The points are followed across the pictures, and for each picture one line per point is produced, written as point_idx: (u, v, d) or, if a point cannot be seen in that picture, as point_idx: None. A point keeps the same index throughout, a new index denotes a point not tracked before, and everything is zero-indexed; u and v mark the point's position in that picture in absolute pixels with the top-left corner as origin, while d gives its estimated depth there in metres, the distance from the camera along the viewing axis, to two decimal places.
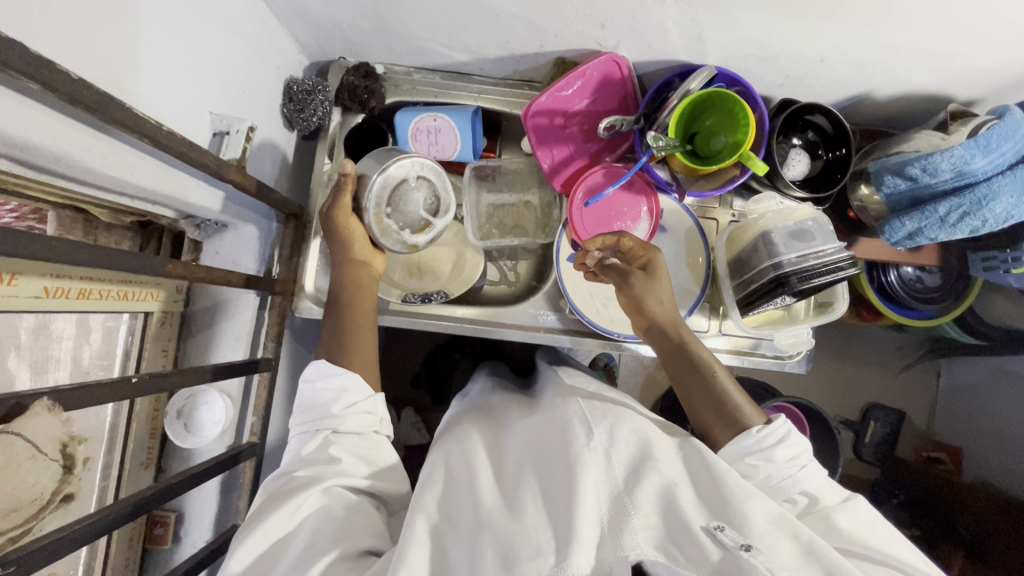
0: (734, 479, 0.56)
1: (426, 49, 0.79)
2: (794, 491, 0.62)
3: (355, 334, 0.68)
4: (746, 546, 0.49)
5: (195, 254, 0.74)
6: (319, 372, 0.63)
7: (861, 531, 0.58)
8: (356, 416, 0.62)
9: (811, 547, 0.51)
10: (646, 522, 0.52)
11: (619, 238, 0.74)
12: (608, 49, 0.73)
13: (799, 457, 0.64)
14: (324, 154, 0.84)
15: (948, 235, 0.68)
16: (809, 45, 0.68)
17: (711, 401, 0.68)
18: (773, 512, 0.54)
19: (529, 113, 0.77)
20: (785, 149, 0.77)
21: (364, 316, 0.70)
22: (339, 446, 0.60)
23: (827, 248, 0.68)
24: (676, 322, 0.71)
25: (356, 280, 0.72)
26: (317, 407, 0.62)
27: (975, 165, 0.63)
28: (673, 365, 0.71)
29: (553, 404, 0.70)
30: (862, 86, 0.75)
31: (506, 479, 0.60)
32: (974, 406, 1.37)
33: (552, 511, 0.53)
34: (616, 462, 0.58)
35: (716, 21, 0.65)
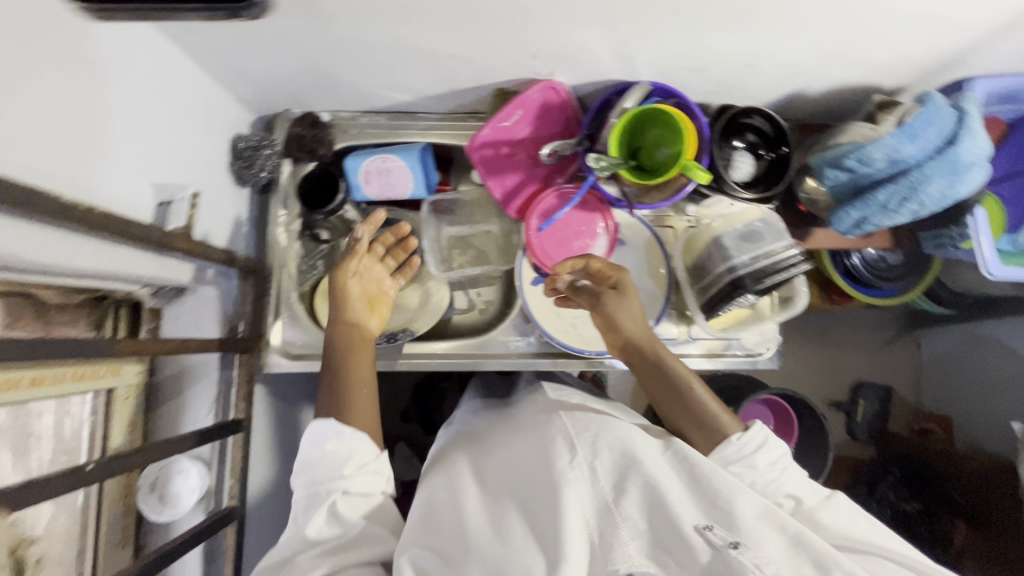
0: (722, 475, 0.56)
1: (369, 93, 0.80)
2: (779, 492, 0.61)
3: (358, 393, 0.66)
4: (735, 544, 0.49)
5: (156, 321, 0.74)
6: (328, 433, 0.61)
7: (844, 524, 0.58)
8: (367, 478, 0.60)
9: (797, 538, 0.51)
10: (635, 531, 0.51)
11: (588, 260, 0.75)
12: (543, 76, 0.74)
13: (779, 459, 0.63)
14: (279, 206, 0.83)
15: (892, 220, 0.71)
16: (733, 53, 0.70)
17: (687, 412, 0.68)
18: (762, 505, 0.53)
19: (475, 146, 0.79)
20: (729, 153, 0.79)
21: (362, 376, 0.68)
22: (349, 510, 0.59)
23: (776, 245, 0.69)
24: (650, 340, 0.72)
25: (349, 341, 0.72)
26: (325, 468, 0.59)
27: (906, 152, 0.65)
28: (650, 383, 0.72)
29: (536, 420, 0.69)
30: (793, 85, 0.78)
31: (491, 504, 0.60)
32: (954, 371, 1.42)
33: (539, 532, 0.53)
34: (601, 472, 0.57)
35: (642, 40, 0.67)
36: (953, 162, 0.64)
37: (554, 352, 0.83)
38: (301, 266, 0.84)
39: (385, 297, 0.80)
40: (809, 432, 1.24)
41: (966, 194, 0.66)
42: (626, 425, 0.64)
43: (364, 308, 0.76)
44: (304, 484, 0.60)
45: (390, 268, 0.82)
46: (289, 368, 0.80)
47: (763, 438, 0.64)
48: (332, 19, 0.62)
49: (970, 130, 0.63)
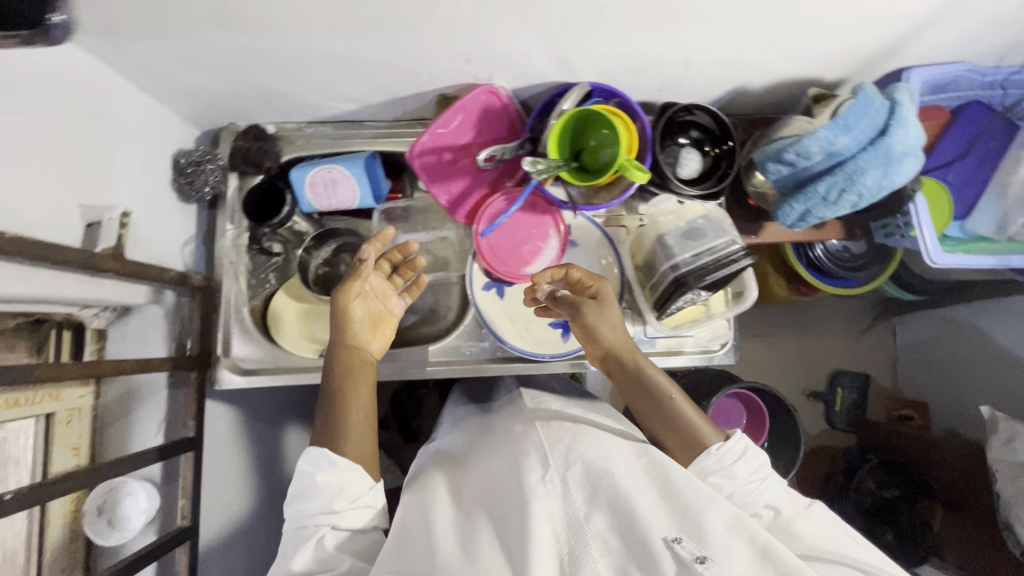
0: (692, 487, 0.57)
1: (311, 104, 0.80)
2: (758, 503, 0.63)
3: (353, 421, 0.66)
4: (702, 558, 0.49)
5: (100, 342, 0.73)
6: (314, 462, 0.62)
7: (817, 535, 0.59)
8: (358, 511, 0.61)
9: (766, 549, 0.50)
10: (605, 547, 0.52)
11: (567, 270, 0.74)
12: (482, 80, 0.74)
13: (759, 471, 0.65)
14: (226, 221, 0.82)
15: (834, 212, 0.70)
16: (669, 51, 0.70)
17: (669, 425, 0.69)
18: (731, 516, 0.54)
19: (416, 153, 0.78)
20: (675, 150, 0.79)
21: (358, 405, 0.67)
22: (338, 545, 0.59)
23: (718, 243, 0.69)
24: (629, 349, 0.72)
25: (349, 366, 0.69)
26: (313, 501, 0.60)
27: (841, 144, 0.65)
28: (630, 392, 0.72)
29: (512, 433, 0.69)
30: (734, 81, 0.78)
31: (464, 520, 0.60)
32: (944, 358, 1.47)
33: (508, 546, 0.54)
34: (573, 486, 0.57)
35: (574, 42, 0.67)
36: (886, 153, 0.64)
37: (510, 356, 0.83)
38: (250, 280, 0.84)
39: (390, 316, 0.75)
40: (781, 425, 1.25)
41: (900, 183, 0.66)
42: (601, 436, 0.65)
43: (366, 330, 0.72)
44: (293, 517, 0.61)
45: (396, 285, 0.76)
46: (240, 383, 0.79)
47: (742, 449, 0.65)
48: (258, 30, 0.61)
49: (901, 121, 0.64)
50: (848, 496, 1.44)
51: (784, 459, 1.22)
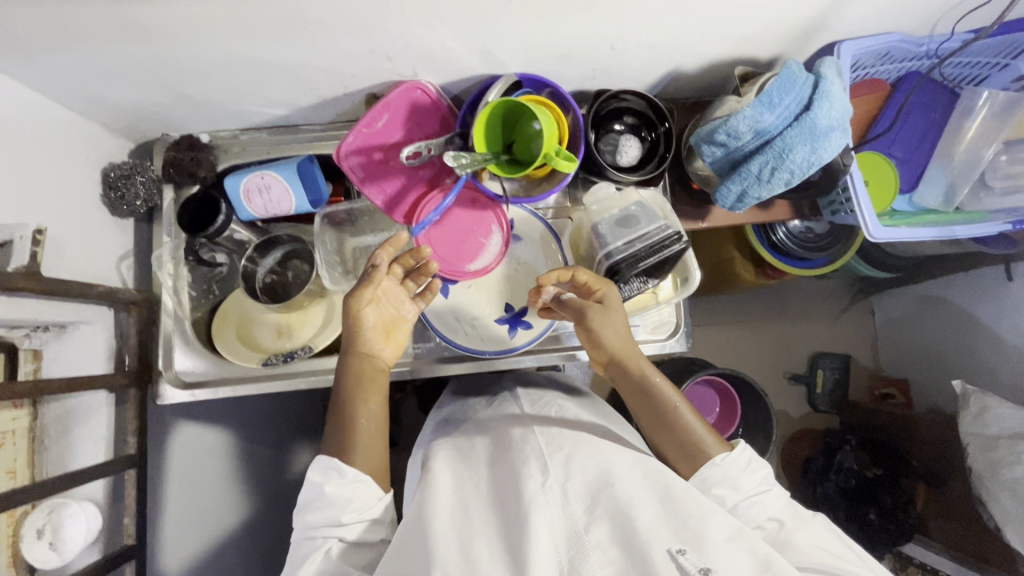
0: (694, 498, 0.57)
1: (240, 110, 0.78)
2: (760, 516, 0.62)
3: (362, 435, 0.65)
4: (705, 570, 0.48)
5: (35, 362, 0.70)
6: (323, 472, 0.61)
7: (817, 550, 0.57)
8: (363, 525, 0.60)
9: (768, 562, 0.50)
10: (605, 559, 0.51)
11: (574, 273, 0.71)
12: (409, 76, 0.73)
13: (761, 483, 0.64)
14: (163, 234, 0.82)
15: (770, 190, 0.69)
16: (592, 38, 0.69)
17: (673, 436, 0.67)
18: (732, 529, 0.54)
19: (343, 155, 0.76)
20: (614, 138, 0.78)
21: (371, 419, 0.66)
22: (346, 558, 0.58)
23: (651, 229, 0.69)
24: (634, 356, 0.70)
25: (361, 375, 0.67)
26: (321, 512, 0.59)
27: (767, 121, 0.64)
28: (633, 399, 0.70)
29: (512, 442, 0.67)
30: (667, 65, 0.76)
31: (459, 523, 0.57)
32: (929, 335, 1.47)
33: (508, 552, 0.52)
34: (573, 496, 0.57)
35: (492, 33, 0.66)
36: (813, 128, 0.63)
37: (458, 355, 0.82)
38: (193, 291, 0.83)
39: (403, 322, 0.73)
40: (753, 410, 1.24)
41: (830, 158, 0.65)
42: (602, 446, 0.65)
43: (379, 337, 0.70)
44: (301, 531, 0.60)
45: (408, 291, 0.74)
46: (183, 398, 0.79)
47: (745, 460, 0.65)
48: (166, 38, 0.60)
49: (824, 95, 0.63)
50: (830, 477, 1.43)
51: (758, 444, 1.21)
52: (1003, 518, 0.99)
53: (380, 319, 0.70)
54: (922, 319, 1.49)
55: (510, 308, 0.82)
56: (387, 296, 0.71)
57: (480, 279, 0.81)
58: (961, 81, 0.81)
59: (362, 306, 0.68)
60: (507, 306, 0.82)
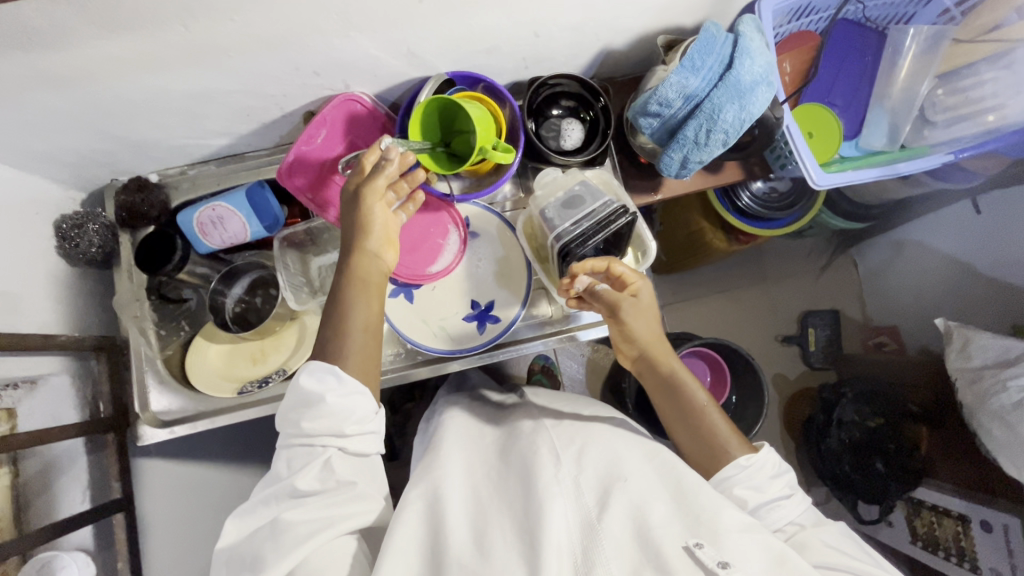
0: (705, 493, 0.57)
1: (183, 146, 0.79)
2: (782, 520, 0.64)
3: (358, 344, 0.64)
4: (723, 563, 0.51)
5: (10, 422, 0.69)
6: (317, 375, 0.59)
7: (833, 551, 0.60)
8: (364, 438, 0.60)
9: (783, 557, 0.52)
10: (619, 552, 0.52)
11: (610, 264, 0.69)
12: (341, 89, 0.73)
13: (783, 488, 0.67)
14: (123, 279, 0.82)
15: (710, 153, 0.70)
16: (513, 27, 0.69)
17: (697, 432, 0.70)
18: (746, 523, 0.55)
19: (288, 175, 0.77)
20: (555, 123, 0.78)
21: (370, 324, 0.67)
22: (342, 468, 0.58)
23: (596, 207, 0.70)
24: (665, 355, 0.73)
25: (365, 277, 0.67)
26: (319, 420, 0.58)
27: (693, 85, 0.65)
28: (662, 396, 0.73)
29: (524, 434, 0.70)
30: (595, 44, 0.77)
31: (477, 510, 0.60)
32: (913, 280, 1.48)
33: (522, 536, 0.55)
34: (585, 489, 0.58)
35: (412, 35, 0.66)
36: (739, 86, 0.64)
37: (432, 357, 0.83)
38: (160, 331, 0.83)
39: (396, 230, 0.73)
40: (743, 376, 1.24)
41: (759, 113, 0.66)
42: (612, 440, 0.67)
43: (382, 241, 0.69)
44: (292, 433, 0.59)
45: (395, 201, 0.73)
46: (163, 436, 0.78)
47: (768, 464, 0.68)
48: (87, 84, 0.60)
49: (744, 52, 0.63)
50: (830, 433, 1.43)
51: (750, 409, 1.20)
52: (994, 450, 0.99)
53: (385, 222, 0.69)
54: (905, 265, 1.50)
55: (476, 305, 0.82)
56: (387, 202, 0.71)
57: (444, 280, 0.82)
58: (888, 22, 0.81)
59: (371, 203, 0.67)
60: (473, 302, 0.82)
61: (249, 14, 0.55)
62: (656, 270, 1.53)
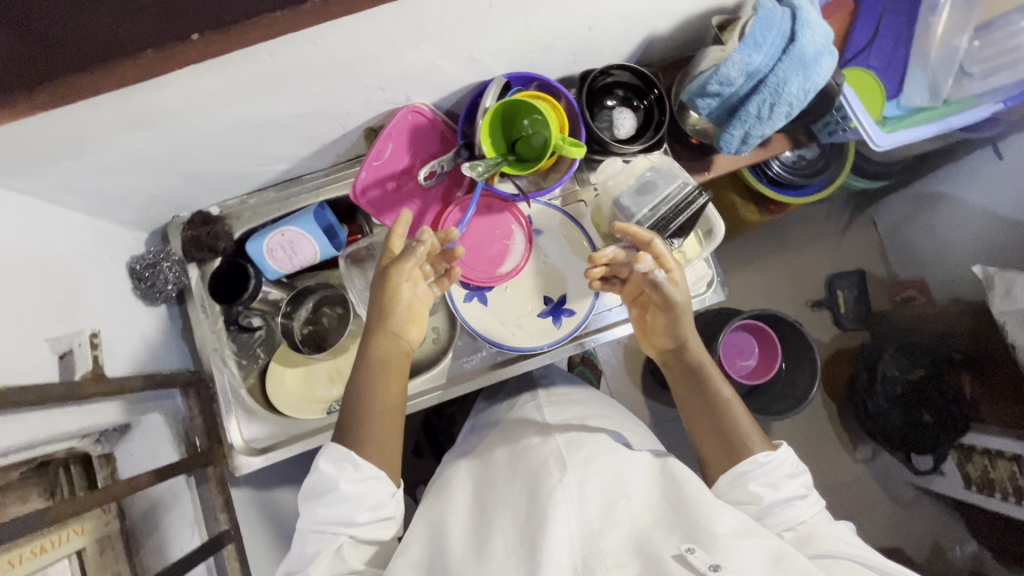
0: (702, 498, 0.57)
1: (245, 175, 0.80)
2: (795, 519, 0.63)
3: (380, 426, 0.66)
4: (715, 567, 0.50)
5: (110, 467, 0.72)
6: (335, 461, 0.61)
7: (840, 542, 0.59)
8: (379, 524, 0.61)
9: (779, 556, 0.51)
10: (619, 561, 0.52)
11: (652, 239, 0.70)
12: (403, 103, 0.74)
13: (800, 488, 0.65)
14: (198, 312, 0.82)
15: (772, 126, 0.72)
16: (569, 23, 0.70)
17: (714, 426, 0.71)
18: (740, 526, 0.55)
19: (358, 192, 0.78)
20: (609, 113, 0.80)
21: (392, 406, 0.68)
22: (353, 557, 0.60)
23: (672, 189, 0.72)
24: (694, 347, 0.75)
25: (386, 359, 0.70)
26: (334, 508, 0.60)
27: (756, 62, 0.66)
28: (686, 388, 0.75)
29: (529, 443, 0.71)
30: (642, 32, 0.78)
31: (478, 527, 0.62)
32: (937, 231, 1.50)
33: (522, 544, 0.56)
34: (589, 498, 0.58)
35: (476, 41, 0.67)
36: (801, 58, 0.65)
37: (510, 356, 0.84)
38: (241, 360, 0.84)
39: (424, 306, 0.75)
40: (791, 343, 1.26)
41: (822, 82, 0.67)
42: (612, 448, 0.67)
43: (406, 321, 0.72)
44: (308, 522, 0.61)
45: (429, 276, 0.75)
46: (260, 464, 0.79)
47: (786, 463, 0.66)
48: (168, 121, 0.61)
49: (804, 24, 0.65)
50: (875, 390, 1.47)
51: (802, 374, 1.22)
52: None
53: (410, 303, 0.72)
54: (927, 217, 1.53)
55: (550, 300, 0.83)
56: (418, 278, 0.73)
57: (514, 279, 0.83)
58: None
59: (399, 282, 0.70)
60: (545, 298, 0.83)
61: (332, 36, 0.56)
62: None
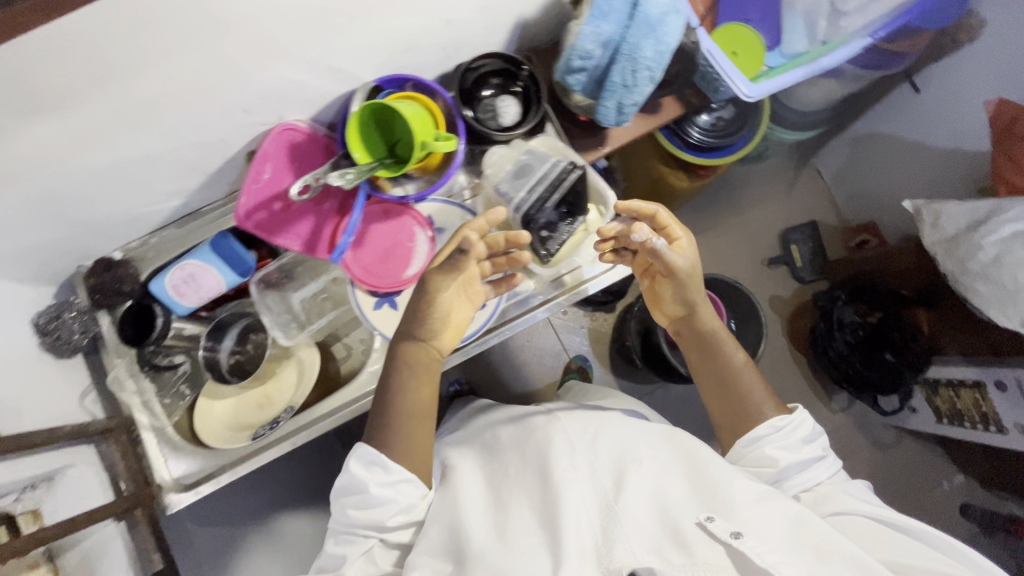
0: (718, 466, 0.61)
1: (138, 215, 0.80)
2: (812, 480, 0.69)
3: (415, 435, 0.68)
4: (735, 533, 0.54)
5: (37, 523, 0.68)
6: (367, 465, 0.64)
7: (852, 498, 0.66)
8: (404, 529, 0.66)
9: (799, 520, 0.56)
10: (637, 527, 0.56)
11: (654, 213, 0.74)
12: (275, 121, 0.75)
13: (817, 451, 0.71)
14: (112, 357, 0.82)
15: (642, 93, 0.72)
16: (423, 21, 0.71)
17: (731, 392, 0.76)
18: (758, 492, 0.59)
19: (245, 216, 0.78)
20: (491, 103, 0.80)
21: (424, 412, 0.70)
22: (383, 559, 0.66)
23: (544, 170, 0.72)
24: (705, 316, 0.79)
25: (422, 364, 0.72)
26: (366, 512, 0.64)
27: (607, 31, 0.67)
28: (701, 355, 0.79)
29: (530, 420, 0.73)
30: (507, 20, 0.78)
31: (494, 504, 0.65)
32: (876, 172, 1.51)
33: (542, 517, 0.60)
34: (601, 472, 0.62)
35: (328, 52, 0.68)
36: (648, 21, 0.66)
37: None
38: (165, 399, 0.84)
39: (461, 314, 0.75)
40: (737, 304, 1.26)
41: (676, 41, 0.68)
42: (625, 422, 0.70)
43: (439, 328, 0.73)
44: (341, 522, 0.66)
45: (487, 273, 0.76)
46: (190, 499, 0.78)
47: (802, 427, 0.72)
48: (23, 173, 0.61)
49: None
50: (835, 338, 1.47)
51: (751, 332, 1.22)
52: (985, 307, 0.99)
53: (445, 310, 0.73)
54: (865, 160, 1.53)
55: None
56: (472, 278, 0.74)
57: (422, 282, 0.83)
58: None
59: (439, 291, 0.71)
60: None
61: (164, 64, 0.56)
62: None
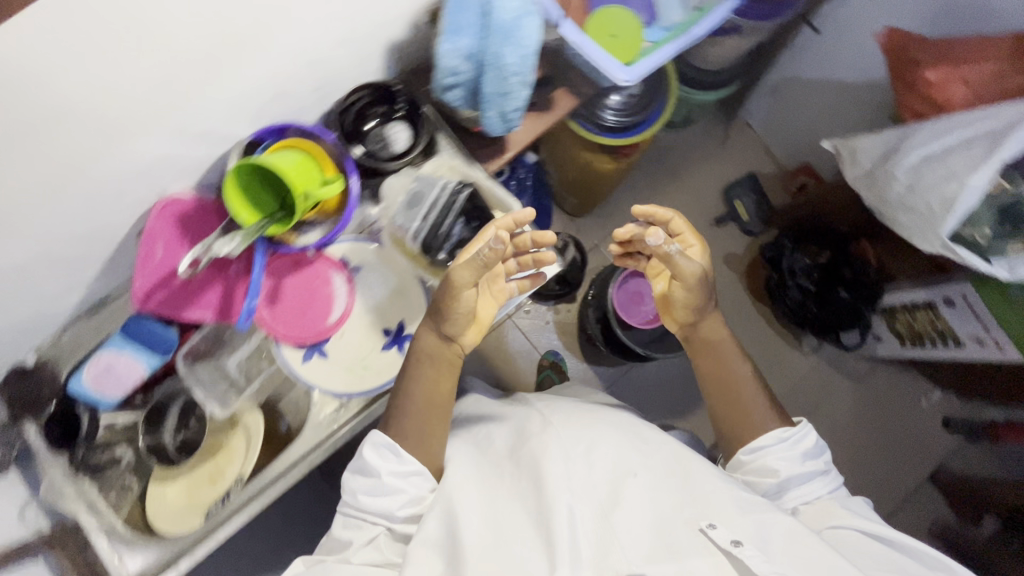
0: (709, 478, 0.65)
1: (41, 317, 0.77)
2: (810, 494, 0.69)
3: (432, 428, 0.71)
4: (735, 542, 0.56)
5: None
6: (385, 449, 0.68)
7: (848, 513, 0.67)
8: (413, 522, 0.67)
9: (786, 527, 0.60)
10: (632, 538, 0.57)
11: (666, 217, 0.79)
12: (156, 199, 0.73)
13: (818, 465, 0.72)
14: (47, 464, 0.80)
15: (521, 96, 0.71)
16: (283, 68, 0.69)
17: (736, 396, 0.77)
18: (750, 499, 0.62)
19: (146, 297, 0.76)
20: (378, 133, 0.78)
21: (440, 402, 0.72)
22: (388, 548, 0.66)
23: (433, 195, 0.78)
24: (714, 325, 0.80)
25: (442, 358, 0.74)
26: (375, 493, 0.66)
27: (466, 45, 0.66)
28: (709, 360, 0.80)
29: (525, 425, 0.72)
30: (375, 48, 0.77)
31: (489, 508, 0.64)
32: (799, 115, 1.52)
33: (539, 524, 0.59)
34: (597, 484, 0.63)
35: (189, 119, 0.65)
36: (502, 27, 0.64)
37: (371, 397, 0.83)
38: (110, 496, 0.81)
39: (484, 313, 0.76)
40: None
41: (536, 41, 0.66)
42: (613, 430, 0.70)
43: (463, 324, 0.74)
44: (351, 505, 0.68)
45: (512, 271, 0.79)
46: None
47: (807, 440, 0.72)
48: None
49: None
50: (789, 285, 1.48)
51: None
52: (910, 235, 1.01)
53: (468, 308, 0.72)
54: (786, 106, 1.54)
55: (389, 331, 0.83)
56: (497, 275, 0.78)
57: (347, 324, 0.83)
58: None
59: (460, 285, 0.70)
60: (385, 331, 0.83)
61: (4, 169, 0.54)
62: (575, 214, 1.55)
